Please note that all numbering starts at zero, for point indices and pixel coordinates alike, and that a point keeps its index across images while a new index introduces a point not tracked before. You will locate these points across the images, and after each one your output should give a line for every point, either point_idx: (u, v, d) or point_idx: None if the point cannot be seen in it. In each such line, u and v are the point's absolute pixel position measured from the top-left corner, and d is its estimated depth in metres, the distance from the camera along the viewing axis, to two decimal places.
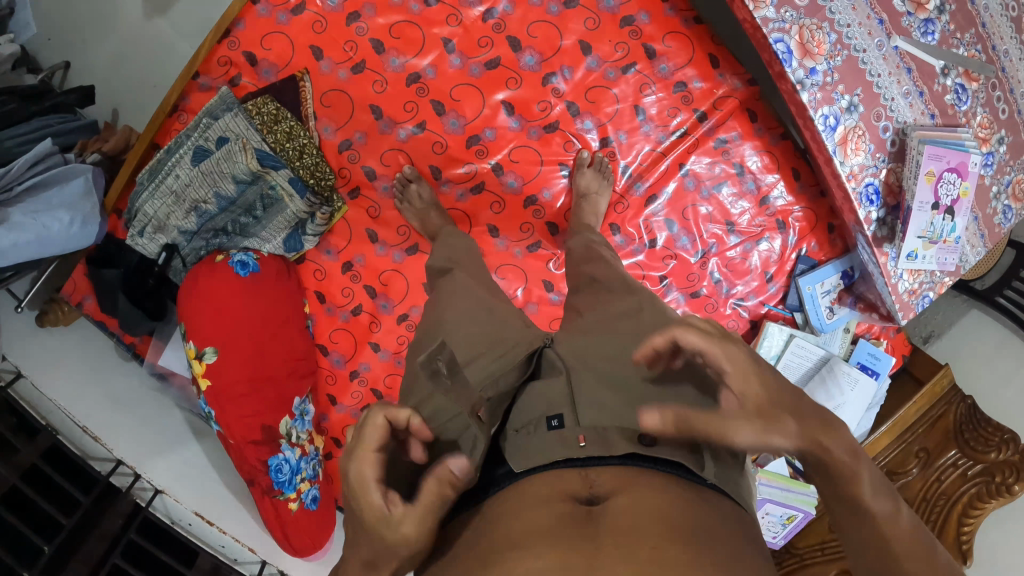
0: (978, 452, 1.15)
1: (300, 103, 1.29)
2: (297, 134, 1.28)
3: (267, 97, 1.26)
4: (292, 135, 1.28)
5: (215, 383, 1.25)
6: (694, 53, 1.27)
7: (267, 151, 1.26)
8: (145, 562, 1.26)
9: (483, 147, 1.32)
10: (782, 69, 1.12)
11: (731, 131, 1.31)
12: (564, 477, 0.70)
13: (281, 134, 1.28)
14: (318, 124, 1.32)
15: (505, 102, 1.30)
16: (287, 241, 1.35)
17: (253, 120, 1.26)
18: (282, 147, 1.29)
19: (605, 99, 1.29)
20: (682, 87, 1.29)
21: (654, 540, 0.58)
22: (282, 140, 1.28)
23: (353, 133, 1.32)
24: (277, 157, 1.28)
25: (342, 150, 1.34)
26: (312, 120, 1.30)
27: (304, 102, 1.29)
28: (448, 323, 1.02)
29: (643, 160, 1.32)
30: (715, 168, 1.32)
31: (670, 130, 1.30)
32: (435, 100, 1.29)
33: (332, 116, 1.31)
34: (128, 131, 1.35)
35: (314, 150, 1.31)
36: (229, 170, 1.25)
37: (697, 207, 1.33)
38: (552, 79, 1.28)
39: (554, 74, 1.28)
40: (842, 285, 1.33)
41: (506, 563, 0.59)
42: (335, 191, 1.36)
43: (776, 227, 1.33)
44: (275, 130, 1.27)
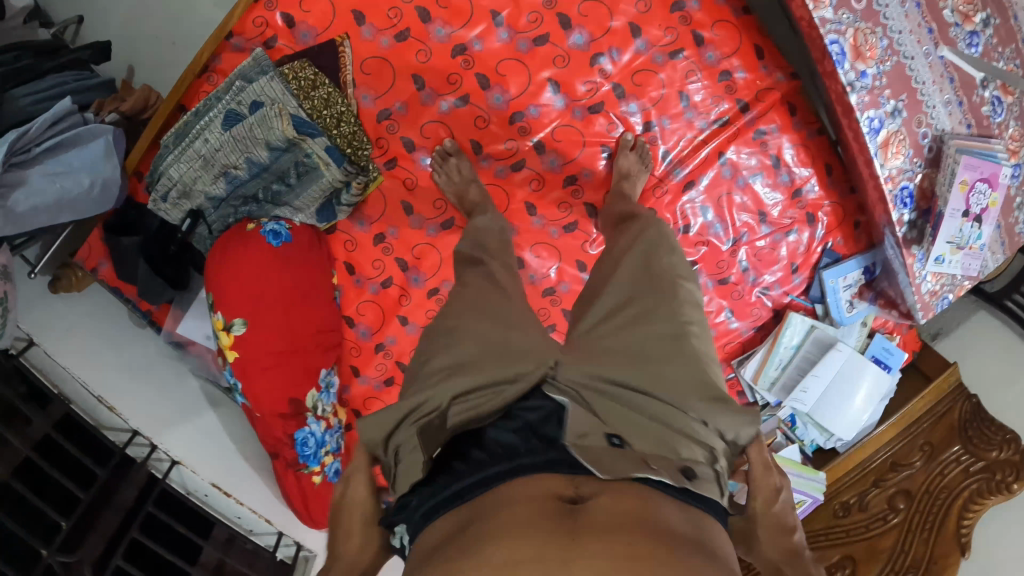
0: (980, 450, 1.26)
1: (339, 70, 1.26)
2: (335, 101, 1.25)
3: (304, 60, 1.23)
4: (329, 102, 1.25)
5: (243, 355, 1.19)
6: (740, 44, 1.29)
7: (303, 117, 1.23)
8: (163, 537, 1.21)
9: (527, 126, 1.32)
10: (834, 69, 1.13)
11: (770, 124, 1.32)
12: (553, 478, 0.69)
13: (318, 100, 1.24)
14: (356, 91, 1.29)
15: (552, 80, 1.29)
16: (320, 212, 1.30)
17: (289, 85, 1.22)
18: (318, 115, 1.26)
19: (651, 83, 1.31)
20: (726, 77, 1.30)
21: (630, 544, 0.59)
22: (318, 106, 1.25)
23: (393, 102, 1.30)
24: (314, 124, 1.24)
25: (380, 119, 1.31)
26: (350, 87, 1.27)
27: (344, 70, 1.26)
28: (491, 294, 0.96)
29: (686, 146, 1.34)
30: (751, 158, 1.34)
31: (712, 118, 1.32)
32: (481, 73, 1.28)
33: (372, 84, 1.28)
34: (149, 90, 1.29)
35: (351, 118, 1.28)
36: (263, 135, 1.21)
37: (732, 196, 1.35)
38: (600, 60, 1.29)
39: (602, 54, 1.29)
40: (863, 279, 1.38)
41: (485, 552, 0.59)
42: (371, 160, 1.32)
43: (805, 220, 1.36)
44: (312, 95, 1.24)
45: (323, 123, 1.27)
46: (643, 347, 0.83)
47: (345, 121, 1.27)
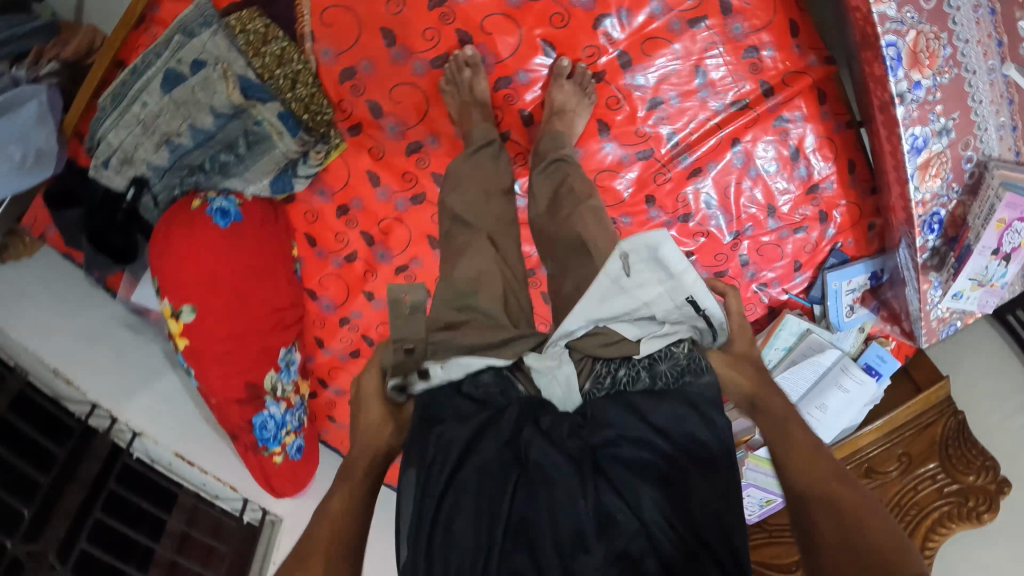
0: (957, 472, 1.24)
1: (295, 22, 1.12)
2: (289, 58, 1.12)
3: (255, 8, 1.09)
4: (283, 59, 1.11)
5: (194, 342, 1.13)
6: (774, 18, 1.15)
7: (252, 80, 1.10)
8: (127, 515, 1.18)
9: (515, 93, 1.18)
10: (884, 75, 1.00)
11: (793, 109, 1.19)
12: None
13: (270, 57, 1.10)
14: (315, 45, 1.13)
15: (546, 39, 1.14)
16: (275, 184, 1.16)
17: (236, 40, 1.08)
18: (270, 75, 1.11)
19: (661, 52, 1.14)
20: (753, 53, 1.16)
21: None
22: (271, 65, 1.11)
23: (359, 60, 1.13)
24: (265, 87, 1.11)
25: (343, 80, 1.15)
26: (308, 41, 1.13)
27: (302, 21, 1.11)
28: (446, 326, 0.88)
29: (697, 129, 1.19)
30: (768, 146, 1.20)
31: (728, 100, 1.18)
32: (462, 28, 1.13)
33: (334, 37, 1.12)
34: (95, 30, 1.17)
35: (308, 79, 1.14)
36: (207, 100, 1.08)
37: (741, 185, 1.21)
38: (604, 22, 1.12)
39: (608, 16, 1.12)
40: (867, 285, 1.29)
41: None
42: (333, 126, 1.18)
43: (818, 218, 1.24)
44: (262, 53, 1.10)
45: (276, 85, 1.12)
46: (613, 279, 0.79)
47: (300, 82, 1.13)
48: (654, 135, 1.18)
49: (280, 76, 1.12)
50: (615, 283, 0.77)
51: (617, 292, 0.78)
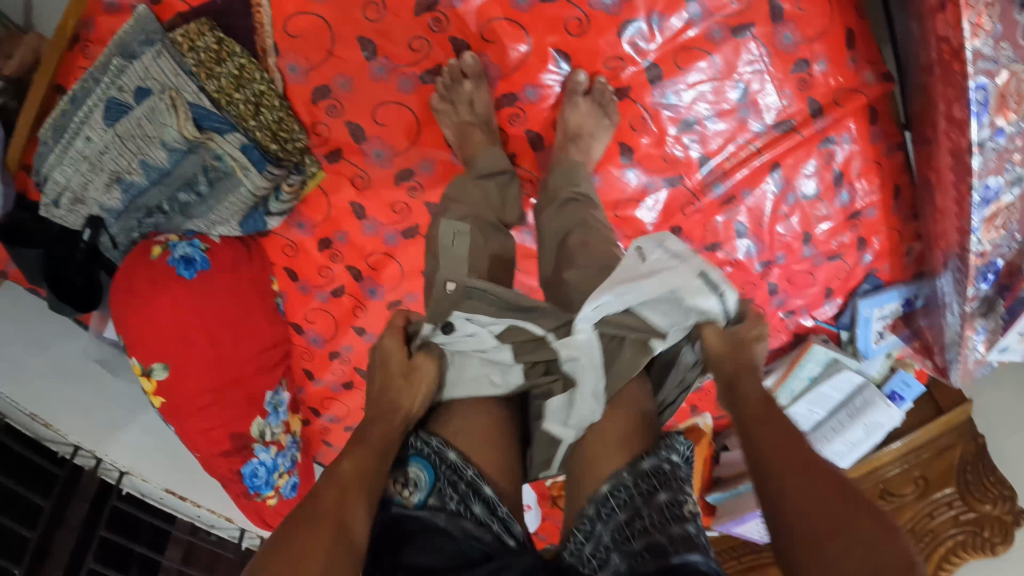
0: (973, 500, 1.20)
1: (253, 34, 0.96)
2: (250, 78, 0.97)
3: (206, 17, 0.94)
4: (242, 81, 0.97)
5: (170, 400, 1.04)
6: (830, 27, 1.02)
7: (206, 107, 0.96)
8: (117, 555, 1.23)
9: (522, 114, 1.05)
10: (965, 120, 0.85)
11: (841, 131, 1.07)
12: None
13: (227, 78, 0.96)
14: (281, 61, 0.98)
15: (557, 48, 1.01)
16: (245, 223, 1.03)
17: (184, 59, 0.94)
18: (228, 99, 0.97)
19: (697, 63, 1.01)
20: (803, 67, 1.04)
21: None
22: (228, 87, 0.97)
23: (334, 76, 0.99)
24: (222, 114, 0.97)
25: (317, 99, 1.00)
26: (271, 56, 0.97)
27: (260, 33, 0.96)
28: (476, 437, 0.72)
29: (733, 147, 1.06)
30: (811, 169, 1.09)
31: (771, 122, 1.06)
32: (457, 36, 0.99)
33: (301, 50, 0.97)
34: (39, 37, 1.02)
35: (274, 100, 0.99)
36: (156, 133, 0.94)
37: (778, 215, 1.10)
38: (631, 27, 0.99)
39: (636, 22, 0.99)
40: (899, 311, 1.21)
41: None
42: (307, 152, 1.03)
43: (855, 246, 1.15)
44: (215, 74, 0.96)
45: (237, 111, 0.98)
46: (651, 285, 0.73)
47: (264, 106, 0.99)
48: (684, 160, 1.06)
49: (240, 100, 0.97)
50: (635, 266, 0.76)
51: (638, 273, 0.74)
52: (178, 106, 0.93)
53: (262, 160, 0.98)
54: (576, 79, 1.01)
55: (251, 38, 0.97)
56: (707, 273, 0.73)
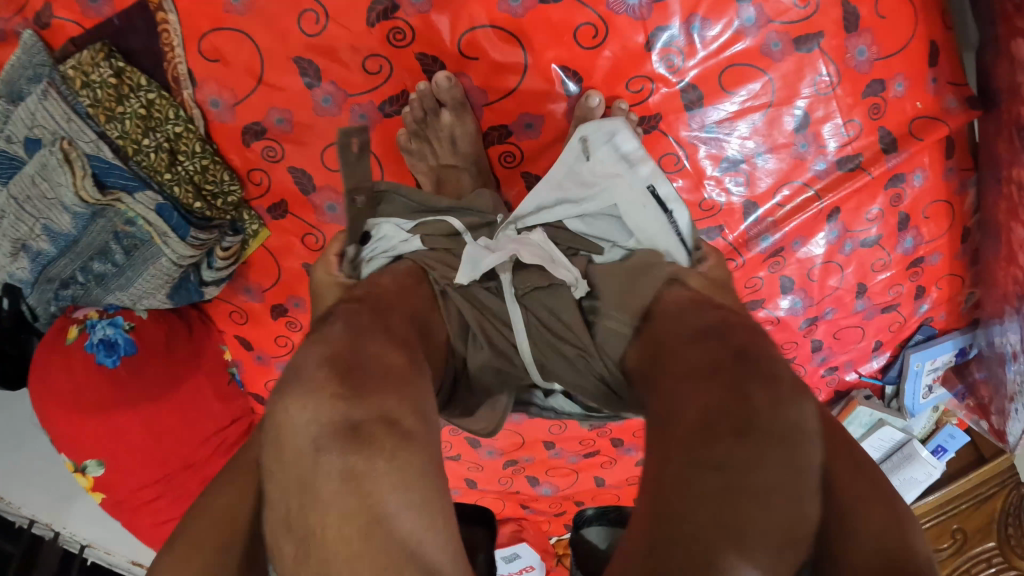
0: (1017, 558, 1.13)
1: (162, 62, 0.84)
2: (161, 121, 0.84)
3: (101, 43, 0.81)
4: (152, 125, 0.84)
5: (112, 496, 0.91)
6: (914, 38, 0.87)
7: (111, 161, 0.83)
8: None
9: (516, 152, 0.87)
10: None
11: (914, 169, 0.93)
12: None
13: (132, 122, 0.83)
14: (202, 92, 0.85)
15: (562, 63, 0.81)
16: (177, 293, 0.92)
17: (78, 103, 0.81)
18: (136, 147, 0.84)
19: (745, 85, 0.83)
20: (878, 88, 0.87)
21: None
22: (137, 133, 0.84)
23: (268, 111, 0.86)
24: (132, 170, 0.84)
25: (248, 138, 0.88)
26: (186, 88, 0.85)
27: (170, 60, 0.84)
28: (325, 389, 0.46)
29: (788, 189, 0.88)
30: (875, 213, 0.93)
31: (831, 156, 0.88)
32: (426, 54, 0.82)
33: (223, 79, 0.85)
34: None
35: (192, 146, 0.86)
36: (55, 195, 0.81)
37: (829, 267, 0.94)
38: (661, 36, 0.80)
39: (665, 28, 0.79)
40: (952, 361, 1.11)
41: None
42: (241, 208, 0.91)
43: (914, 295, 1.02)
44: (117, 115, 0.82)
45: (147, 163, 0.85)
46: (574, 189, 0.69)
47: (180, 155, 0.86)
48: (726, 208, 0.89)
49: (150, 147, 0.85)
50: (574, 169, 0.69)
51: (576, 180, 0.69)
52: (73, 161, 0.80)
53: (184, 223, 0.86)
54: (591, 103, 0.79)
55: (159, 65, 0.84)
56: (655, 192, 0.66)
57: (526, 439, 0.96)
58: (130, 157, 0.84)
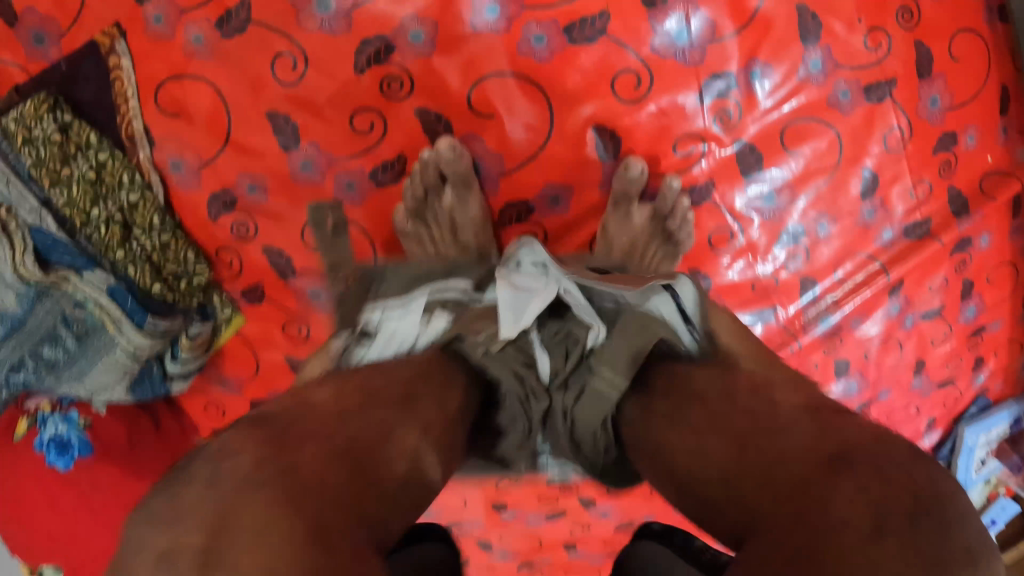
0: None
1: (114, 119, 0.73)
2: (112, 190, 0.74)
3: (45, 93, 0.72)
4: (102, 194, 0.74)
5: None
6: (984, 85, 0.80)
7: (53, 233, 0.74)
8: None
9: (538, 235, 0.76)
10: None
11: (983, 233, 0.85)
12: None
13: (80, 189, 0.73)
14: (161, 154, 0.74)
15: (598, 124, 0.72)
16: (138, 386, 0.81)
17: (18, 163, 0.73)
18: (85, 218, 0.75)
19: (810, 142, 0.75)
20: (948, 143, 0.80)
21: None
22: (85, 203, 0.74)
23: (237, 176, 0.74)
24: (79, 246, 0.75)
25: (212, 207, 0.76)
26: (142, 148, 0.74)
27: (123, 116, 0.73)
28: (190, 522, 0.34)
29: (851, 264, 0.81)
30: (939, 283, 0.85)
31: (898, 220, 0.81)
32: (426, 107, 0.71)
33: (188, 137, 0.73)
34: None
35: (151, 219, 0.75)
36: None
37: (888, 346, 0.86)
38: (714, 87, 0.72)
39: (719, 79, 0.72)
40: (1007, 433, 1.01)
41: None
42: (213, 288, 0.80)
43: (971, 366, 0.93)
44: (64, 180, 0.73)
45: (98, 237, 0.75)
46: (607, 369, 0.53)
47: (136, 228, 0.76)
48: (781, 285, 0.80)
49: (100, 218, 0.75)
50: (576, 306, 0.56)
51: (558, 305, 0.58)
52: (12, 233, 0.72)
53: (139, 308, 0.76)
54: (631, 174, 0.72)
55: (111, 120, 0.73)
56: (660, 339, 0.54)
57: (545, 542, 0.85)
58: (79, 230, 0.75)
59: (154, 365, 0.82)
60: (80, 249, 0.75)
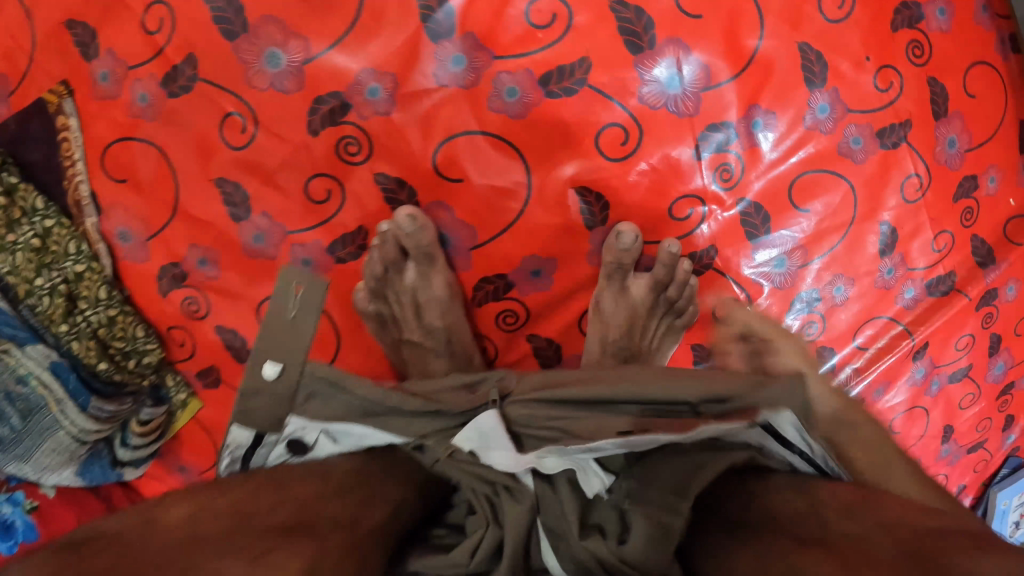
0: None
1: (61, 182, 0.67)
2: (57, 259, 0.68)
3: None
4: (46, 263, 0.68)
5: None
6: (1002, 122, 0.74)
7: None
8: None
9: (519, 312, 0.72)
10: None
11: (1006, 280, 0.80)
12: None
13: (24, 256, 0.67)
14: (107, 223, 0.68)
15: (579, 184, 0.67)
16: (87, 471, 0.75)
17: None
18: (29, 289, 0.68)
19: (820, 198, 0.70)
20: (969, 189, 0.74)
21: None
22: (29, 272, 0.68)
23: (187, 247, 0.68)
24: (22, 318, 0.69)
25: (160, 281, 0.70)
26: (90, 214, 0.68)
27: (70, 180, 0.67)
28: None
29: (871, 329, 0.78)
30: (964, 341, 0.82)
31: (919, 277, 0.77)
32: (391, 169, 0.65)
33: (131, 205, 0.67)
34: None
35: (98, 293, 0.69)
36: None
37: (913, 411, 0.85)
38: (713, 140, 0.66)
39: (717, 129, 0.66)
40: None
41: None
42: (169, 369, 0.74)
43: (1001, 425, 0.91)
44: (7, 246, 0.67)
45: (41, 309, 0.68)
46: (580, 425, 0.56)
47: (81, 301, 0.69)
48: None
49: (43, 289, 0.68)
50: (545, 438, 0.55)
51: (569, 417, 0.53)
52: None
53: (82, 387, 0.70)
54: (625, 242, 0.67)
55: (58, 184, 0.67)
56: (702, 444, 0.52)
57: None
58: (22, 300, 0.68)
59: (105, 449, 0.76)
60: (23, 321, 0.69)
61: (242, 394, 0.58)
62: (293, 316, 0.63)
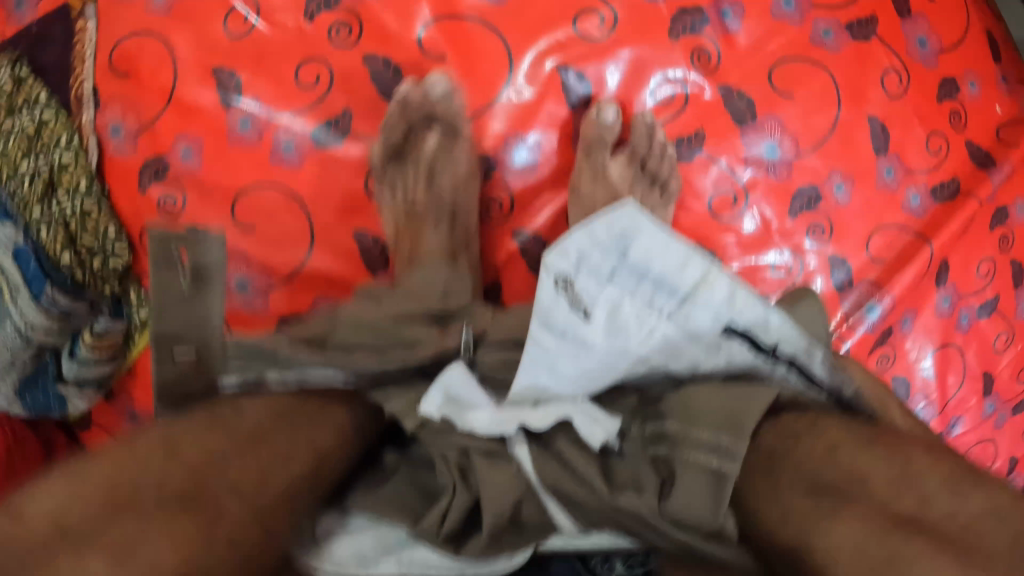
0: None
1: (67, 79, 0.69)
2: (46, 148, 0.68)
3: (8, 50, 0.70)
4: (35, 150, 0.68)
5: None
6: (967, 32, 0.78)
7: None
8: None
9: (505, 200, 0.71)
10: None
11: (1014, 195, 0.78)
12: None
13: (15, 143, 0.68)
14: (103, 117, 0.69)
15: (564, 65, 0.68)
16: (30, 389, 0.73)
17: None
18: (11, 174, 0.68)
19: (803, 85, 0.71)
20: (949, 90, 0.76)
21: None
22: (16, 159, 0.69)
23: (173, 140, 0.68)
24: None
25: (140, 180, 0.69)
26: (88, 108, 0.69)
27: (76, 77, 0.69)
28: None
29: (881, 240, 0.74)
30: (987, 269, 0.78)
31: (920, 180, 0.75)
32: (378, 54, 0.68)
33: (127, 99, 0.69)
34: None
35: (77, 184, 0.68)
36: None
37: (949, 352, 0.77)
38: (686, 24, 0.69)
39: (691, 13, 0.69)
40: None
41: None
42: (134, 286, 0.71)
43: None
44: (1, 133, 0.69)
45: (18, 191, 0.67)
46: (588, 371, 0.48)
47: (60, 189, 0.68)
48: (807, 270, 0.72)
49: (24, 173, 0.68)
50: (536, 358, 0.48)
51: (572, 354, 0.47)
52: None
53: (41, 275, 0.67)
54: (606, 118, 0.69)
55: (64, 81, 0.70)
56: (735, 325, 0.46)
57: None
58: None
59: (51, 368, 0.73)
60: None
61: (165, 387, 0.49)
62: (190, 291, 0.47)
